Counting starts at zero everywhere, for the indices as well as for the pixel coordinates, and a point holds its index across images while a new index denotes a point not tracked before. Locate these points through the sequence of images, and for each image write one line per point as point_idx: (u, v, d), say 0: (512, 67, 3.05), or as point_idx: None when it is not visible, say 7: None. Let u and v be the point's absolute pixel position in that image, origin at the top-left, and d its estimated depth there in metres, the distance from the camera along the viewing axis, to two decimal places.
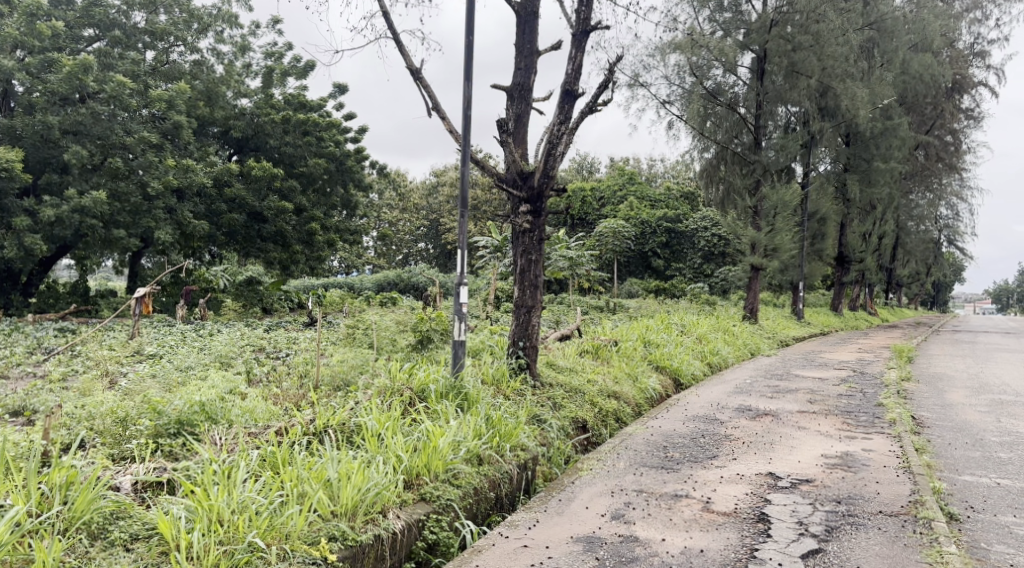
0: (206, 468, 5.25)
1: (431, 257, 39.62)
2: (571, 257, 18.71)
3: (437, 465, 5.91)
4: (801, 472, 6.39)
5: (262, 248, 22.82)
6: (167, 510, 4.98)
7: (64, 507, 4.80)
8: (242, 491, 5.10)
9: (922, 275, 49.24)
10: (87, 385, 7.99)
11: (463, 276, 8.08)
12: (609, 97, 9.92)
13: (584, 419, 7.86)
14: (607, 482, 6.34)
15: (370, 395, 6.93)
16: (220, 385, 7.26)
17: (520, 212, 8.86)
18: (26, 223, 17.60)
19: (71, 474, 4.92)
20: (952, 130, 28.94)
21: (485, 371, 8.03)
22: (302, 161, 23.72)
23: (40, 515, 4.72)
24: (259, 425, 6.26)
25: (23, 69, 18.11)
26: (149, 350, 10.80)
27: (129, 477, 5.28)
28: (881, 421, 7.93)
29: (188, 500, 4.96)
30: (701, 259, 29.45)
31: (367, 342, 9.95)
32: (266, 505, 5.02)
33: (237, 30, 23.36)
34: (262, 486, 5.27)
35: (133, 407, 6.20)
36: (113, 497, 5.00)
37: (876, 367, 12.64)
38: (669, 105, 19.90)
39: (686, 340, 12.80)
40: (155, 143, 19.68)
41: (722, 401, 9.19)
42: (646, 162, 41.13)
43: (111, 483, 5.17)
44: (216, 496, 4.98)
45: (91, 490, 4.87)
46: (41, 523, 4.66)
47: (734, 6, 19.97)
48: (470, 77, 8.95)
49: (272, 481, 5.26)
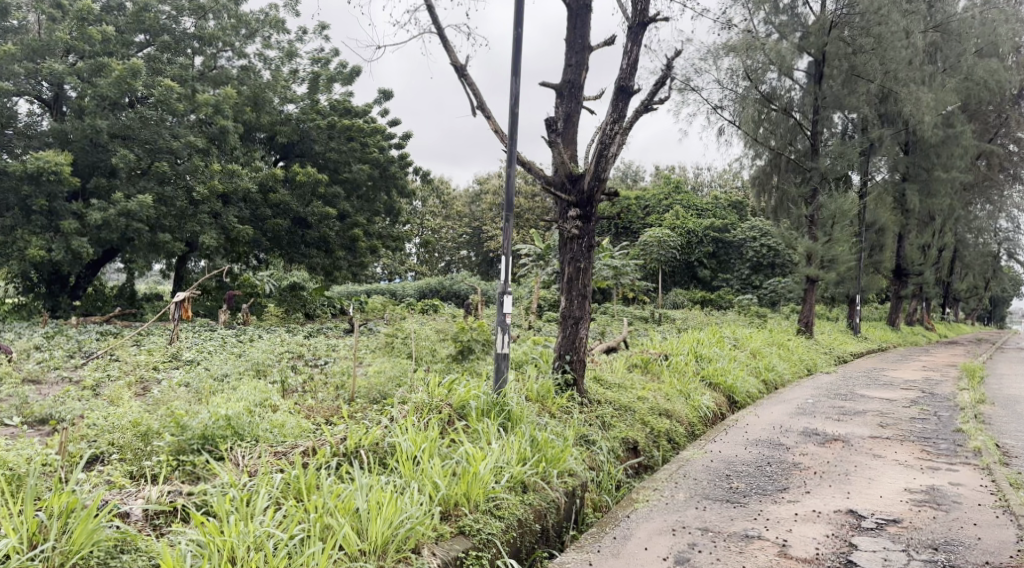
0: (224, 495, 4.90)
1: (473, 265, 39.29)
2: (615, 266, 18.09)
3: (478, 494, 5.47)
4: (886, 510, 5.77)
5: (306, 253, 22.61)
6: (176, 545, 4.65)
7: (63, 539, 4.50)
8: (259, 523, 4.72)
9: (981, 290, 47.38)
10: (116, 391, 7.65)
11: (506, 285, 7.58)
12: (665, 95, 9.35)
13: (636, 441, 7.33)
14: (667, 517, 5.79)
15: (405, 413, 6.47)
16: (249, 398, 6.84)
17: (568, 217, 8.38)
18: (73, 226, 17.63)
19: (72, 501, 4.62)
20: (1018, 139, 27.64)
21: (529, 386, 7.53)
22: (346, 167, 23.49)
23: (34, 548, 4.43)
24: (286, 443, 5.85)
25: (75, 73, 18.17)
26: (187, 356, 10.55)
27: (140, 503, 4.96)
28: (965, 451, 7.24)
29: (200, 533, 4.63)
30: (749, 270, 28.62)
31: (406, 352, 9.50)
32: (284, 541, 4.64)
33: (284, 35, 23.27)
34: (281, 519, 4.90)
35: (156, 419, 5.89)
36: (117, 528, 4.68)
37: (947, 389, 11.78)
38: (722, 110, 19.21)
39: (739, 355, 12.11)
40: (201, 147, 19.59)
41: (785, 424, 8.53)
42: (693, 171, 40.26)
43: (119, 511, 4.86)
44: (230, 529, 4.63)
45: (92, 520, 4.56)
46: (31, 559, 4.36)
47: (790, 8, 19.26)
48: (518, 73, 8.48)
49: (294, 511, 4.87)
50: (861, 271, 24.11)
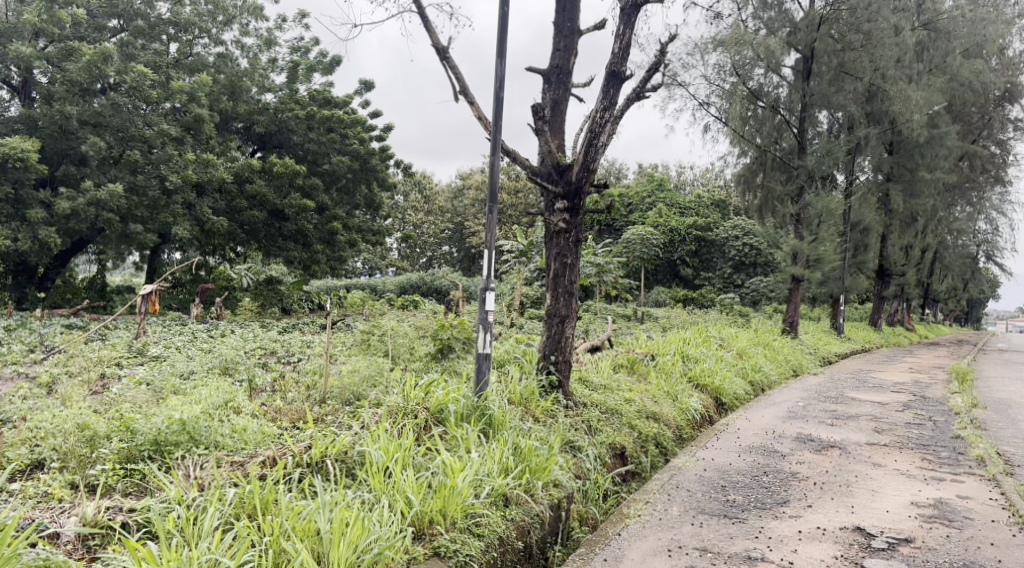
0: (167, 515, 4.55)
1: (455, 260, 38.79)
2: (599, 263, 17.65)
3: (455, 510, 5.10)
4: (896, 528, 5.43)
5: (283, 247, 22.02)
6: None
7: None
8: (203, 549, 4.38)
9: (961, 292, 47.49)
10: (68, 389, 7.12)
11: (490, 280, 7.14)
12: (657, 83, 8.99)
13: (623, 447, 6.94)
14: (662, 535, 5.42)
15: (378, 418, 6.09)
16: (212, 398, 6.40)
17: (556, 210, 8.00)
18: (40, 215, 16.99)
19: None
20: (1000, 141, 27.56)
21: (512, 388, 7.12)
22: (326, 159, 22.90)
23: None
24: (245, 451, 5.47)
25: (43, 58, 17.50)
26: (153, 351, 10.02)
27: (74, 522, 4.62)
28: (967, 459, 6.94)
29: (134, 560, 4.30)
30: (731, 268, 28.35)
31: (382, 351, 9.05)
32: None
33: (263, 22, 22.63)
34: (231, 542, 4.55)
35: (103, 424, 5.53)
36: (42, 552, 4.36)
37: (937, 391, 11.48)
38: (708, 107, 18.89)
39: (726, 355, 11.74)
40: (176, 136, 19.01)
41: (778, 429, 8.19)
42: (676, 169, 39.92)
43: (50, 531, 4.53)
44: (171, 558, 4.30)
45: (11, 544, 4.24)
46: None
47: (780, 4, 18.88)
48: (504, 56, 8.07)
49: (246, 534, 4.53)
50: (845, 271, 23.90)
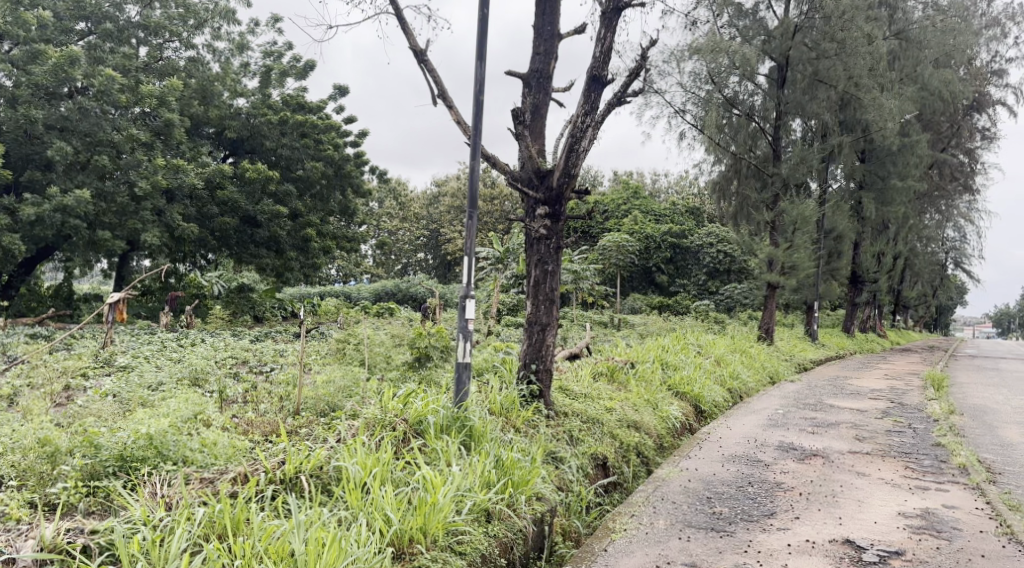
0: (133, 538, 4.36)
1: (430, 267, 38.55)
2: (575, 270, 17.57)
3: (437, 528, 4.95)
4: (886, 541, 5.36)
5: (255, 254, 21.70)
6: None
7: None
8: None
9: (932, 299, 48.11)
10: (30, 402, 6.87)
11: (470, 287, 6.98)
12: (637, 88, 8.90)
13: (605, 458, 6.83)
14: (649, 551, 5.30)
15: (354, 430, 5.92)
16: (181, 410, 6.18)
17: (536, 216, 7.88)
18: (4, 222, 16.57)
19: None
20: (968, 149, 27.93)
21: (492, 398, 6.97)
22: (299, 165, 22.59)
23: None
24: (215, 467, 5.28)
25: (8, 61, 17.10)
26: (120, 361, 9.76)
27: (31, 545, 4.41)
28: (950, 467, 6.90)
29: None
30: (706, 275, 28.42)
31: (358, 360, 8.86)
32: None
33: (235, 27, 22.33)
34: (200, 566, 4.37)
35: (66, 438, 5.31)
36: None
37: (914, 398, 11.50)
38: (683, 114, 18.91)
39: (704, 362, 11.69)
40: (145, 141, 18.67)
41: (760, 437, 8.11)
42: (651, 176, 40.05)
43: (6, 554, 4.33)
44: None
45: None
46: None
47: (754, 13, 19.00)
48: (483, 59, 7.94)
49: (216, 557, 4.35)
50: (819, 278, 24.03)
